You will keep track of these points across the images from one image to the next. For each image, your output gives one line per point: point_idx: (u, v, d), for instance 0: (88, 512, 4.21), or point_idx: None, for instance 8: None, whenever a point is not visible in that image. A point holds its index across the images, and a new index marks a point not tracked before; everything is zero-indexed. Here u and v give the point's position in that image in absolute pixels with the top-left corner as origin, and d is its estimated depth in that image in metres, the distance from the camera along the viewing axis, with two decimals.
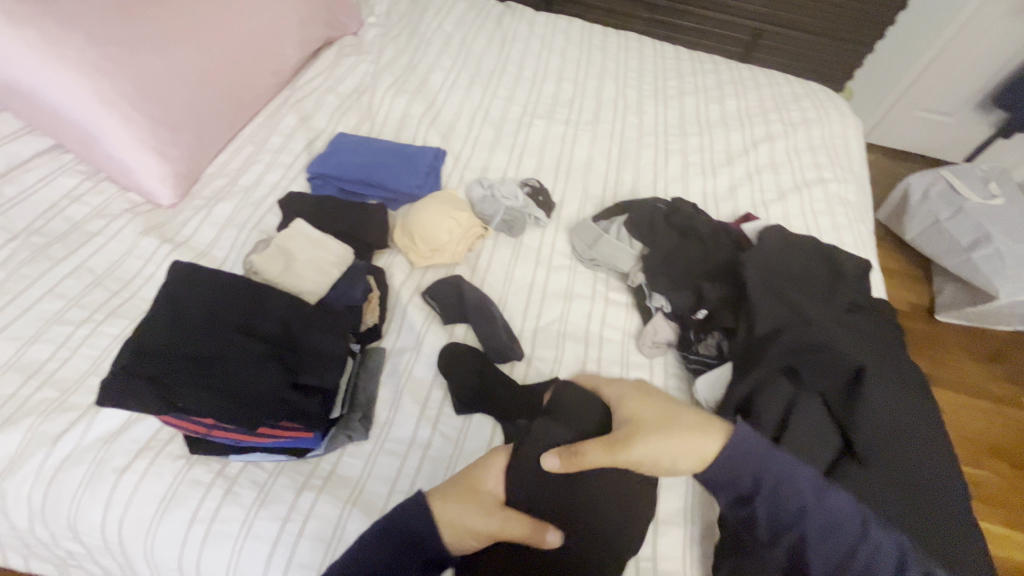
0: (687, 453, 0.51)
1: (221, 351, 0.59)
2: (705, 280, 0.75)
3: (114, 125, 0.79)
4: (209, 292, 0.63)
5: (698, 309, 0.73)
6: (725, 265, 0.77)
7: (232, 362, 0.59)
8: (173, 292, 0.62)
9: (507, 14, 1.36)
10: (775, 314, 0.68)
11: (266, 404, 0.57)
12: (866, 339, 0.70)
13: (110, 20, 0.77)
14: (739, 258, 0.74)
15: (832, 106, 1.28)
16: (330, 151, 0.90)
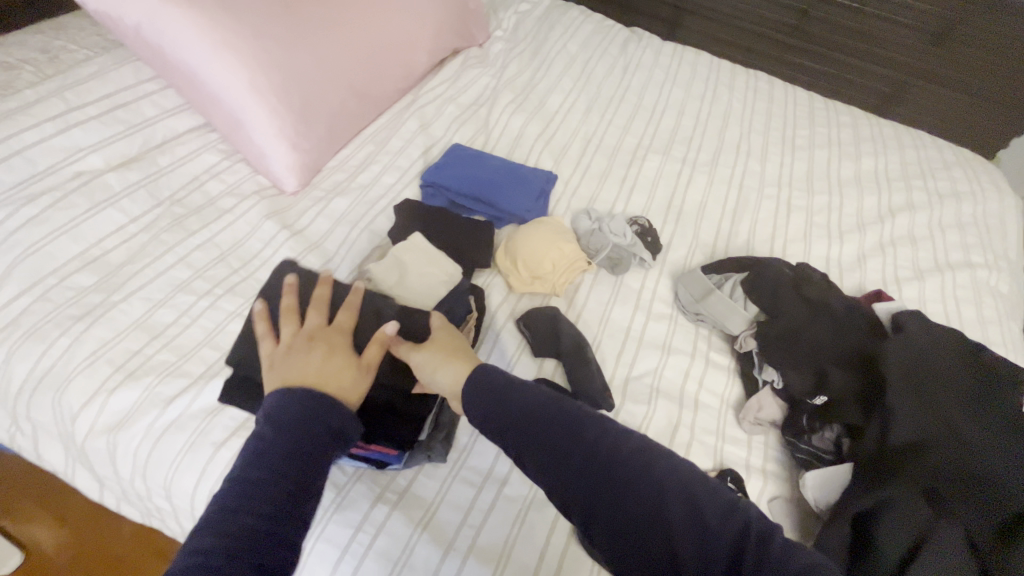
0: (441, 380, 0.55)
1: None
2: (831, 363, 0.68)
3: (258, 112, 0.84)
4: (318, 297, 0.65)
5: (816, 395, 0.66)
6: (856, 350, 0.69)
7: None
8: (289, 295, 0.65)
9: (633, 41, 1.33)
10: (913, 422, 0.60)
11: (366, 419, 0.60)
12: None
13: (274, 18, 0.83)
14: (879, 347, 0.67)
15: (988, 180, 1.13)
16: (447, 161, 0.92)
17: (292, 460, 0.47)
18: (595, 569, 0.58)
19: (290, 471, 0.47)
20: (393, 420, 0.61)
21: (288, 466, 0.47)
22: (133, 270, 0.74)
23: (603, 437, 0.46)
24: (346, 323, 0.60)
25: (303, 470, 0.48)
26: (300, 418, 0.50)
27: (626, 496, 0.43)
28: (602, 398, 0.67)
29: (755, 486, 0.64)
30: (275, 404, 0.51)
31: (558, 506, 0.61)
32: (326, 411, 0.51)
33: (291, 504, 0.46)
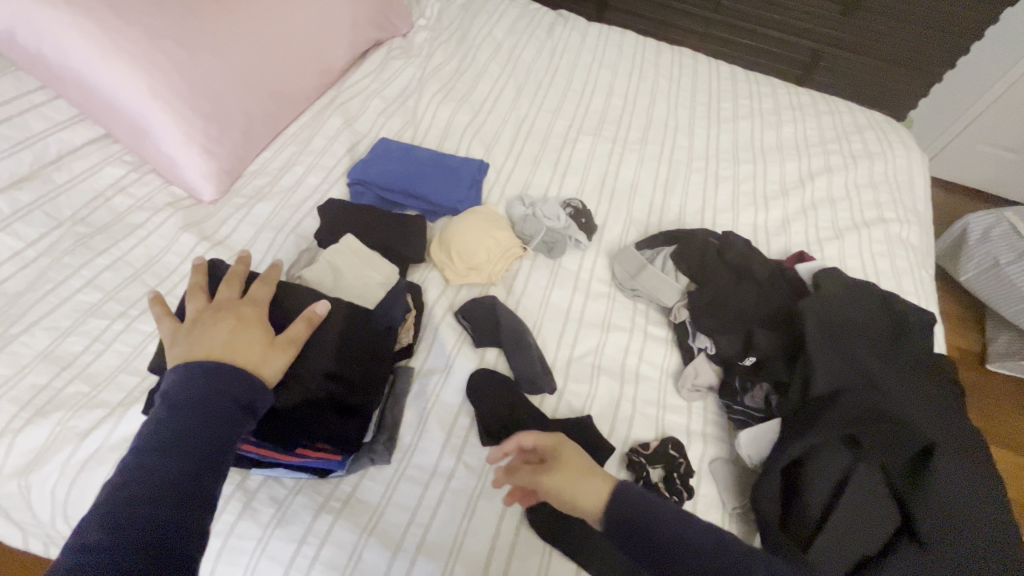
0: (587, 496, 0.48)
1: None
2: (759, 326, 0.71)
3: (163, 118, 0.78)
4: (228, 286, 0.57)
5: (746, 356, 0.69)
6: (781, 312, 0.73)
7: None
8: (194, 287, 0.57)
9: (559, 23, 1.33)
10: (833, 374, 0.63)
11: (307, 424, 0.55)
12: (926, 394, 0.66)
13: (171, 17, 0.77)
14: (799, 304, 0.69)
15: (897, 139, 1.20)
16: (373, 157, 0.89)
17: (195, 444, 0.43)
18: (547, 550, 0.59)
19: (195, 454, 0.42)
20: (332, 420, 0.56)
21: (191, 450, 0.42)
22: (35, 298, 0.68)
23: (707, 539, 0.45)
24: (261, 301, 0.56)
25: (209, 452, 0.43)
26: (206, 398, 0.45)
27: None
28: (542, 382, 0.68)
29: (694, 450, 0.67)
30: (178, 392, 0.45)
31: (506, 493, 0.62)
32: (234, 387, 0.47)
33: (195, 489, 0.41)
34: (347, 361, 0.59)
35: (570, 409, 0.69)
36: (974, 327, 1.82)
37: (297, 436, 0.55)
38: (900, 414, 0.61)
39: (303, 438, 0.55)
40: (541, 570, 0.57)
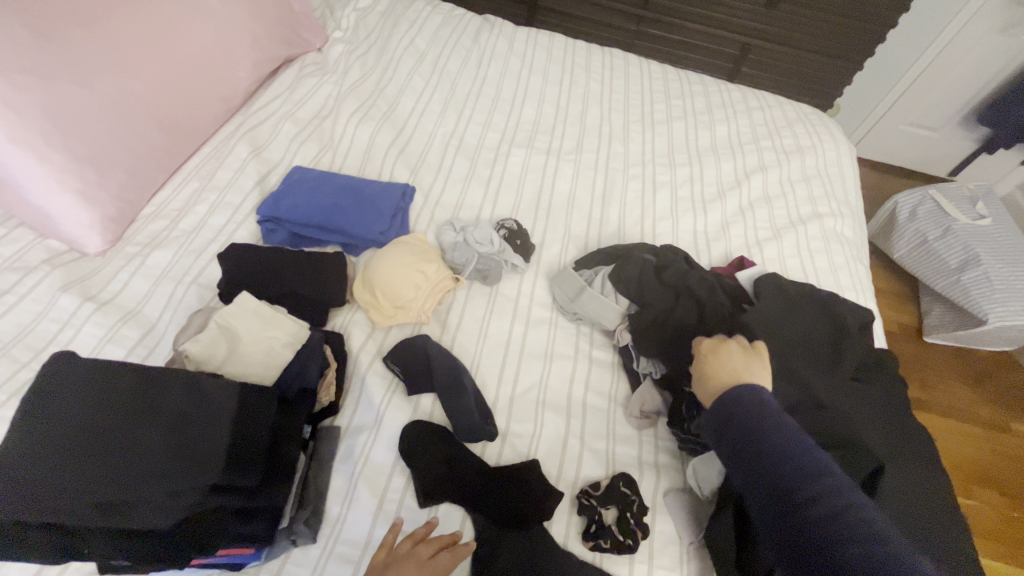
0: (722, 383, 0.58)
1: (139, 479, 0.42)
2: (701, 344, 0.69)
3: (26, 165, 0.68)
4: (97, 393, 0.42)
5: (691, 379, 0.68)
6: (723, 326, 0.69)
7: (147, 499, 0.41)
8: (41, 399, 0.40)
9: (485, 29, 1.27)
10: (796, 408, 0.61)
11: (206, 540, 0.44)
12: (884, 427, 0.65)
13: (21, 44, 0.66)
14: (738, 320, 0.68)
15: (825, 131, 1.22)
16: (284, 189, 0.81)
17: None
18: None
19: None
20: (235, 527, 0.45)
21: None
22: None
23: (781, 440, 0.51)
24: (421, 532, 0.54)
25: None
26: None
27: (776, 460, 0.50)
28: (484, 428, 0.63)
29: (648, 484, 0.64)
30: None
31: None
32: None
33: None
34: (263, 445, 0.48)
35: (515, 453, 0.64)
36: (910, 302, 1.91)
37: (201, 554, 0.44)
38: (856, 446, 0.58)
39: (203, 552, 0.43)
40: None
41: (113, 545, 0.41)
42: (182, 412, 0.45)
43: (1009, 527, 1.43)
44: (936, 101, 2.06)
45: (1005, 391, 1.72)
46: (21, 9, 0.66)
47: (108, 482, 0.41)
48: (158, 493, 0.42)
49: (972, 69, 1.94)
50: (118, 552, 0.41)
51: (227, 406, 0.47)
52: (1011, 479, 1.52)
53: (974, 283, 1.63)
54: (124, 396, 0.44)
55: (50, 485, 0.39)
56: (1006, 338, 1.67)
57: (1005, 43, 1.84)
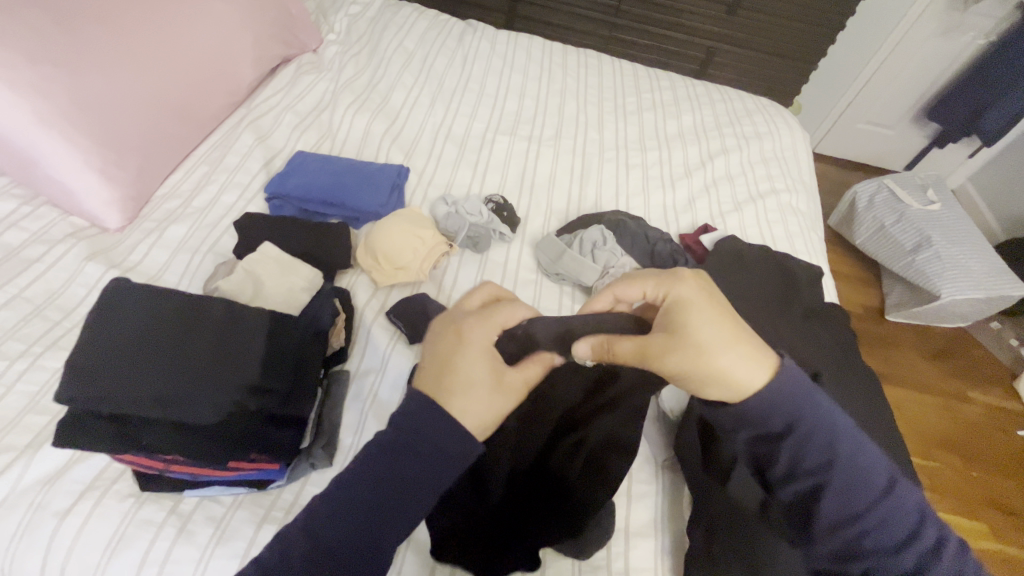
0: (743, 371, 0.49)
1: (184, 379, 0.50)
2: None
3: (55, 146, 0.74)
4: (156, 309, 0.52)
5: None
6: None
7: (190, 395, 0.49)
8: (111, 309, 0.50)
9: (468, 32, 1.37)
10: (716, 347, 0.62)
11: (240, 438, 0.51)
12: (828, 359, 0.74)
13: (51, 37, 0.73)
14: None
15: (782, 120, 1.34)
16: (290, 169, 0.89)
17: (379, 509, 0.44)
18: None
19: (394, 515, 0.44)
20: (269, 432, 0.52)
21: (386, 523, 0.44)
22: None
23: (820, 432, 0.49)
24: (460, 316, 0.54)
25: (394, 512, 0.44)
26: (418, 449, 0.45)
27: (825, 444, 0.49)
28: None
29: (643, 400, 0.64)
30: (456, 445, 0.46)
31: None
32: (442, 443, 0.46)
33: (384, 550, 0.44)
34: (286, 369, 0.55)
35: None
36: (872, 283, 2.03)
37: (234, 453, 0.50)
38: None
39: (243, 452, 0.51)
40: None
41: (162, 434, 0.49)
42: (221, 328, 0.54)
43: (967, 486, 1.53)
44: (888, 99, 2.22)
45: (962, 364, 1.84)
46: (48, 8, 0.74)
47: (157, 380, 0.49)
48: (194, 392, 0.50)
49: (918, 70, 2.10)
50: (166, 442, 0.49)
51: (256, 326, 0.55)
52: (970, 443, 1.63)
53: (927, 262, 1.76)
54: (175, 313, 0.53)
55: (115, 377, 0.48)
56: (959, 312, 1.80)
57: (946, 44, 2.01)
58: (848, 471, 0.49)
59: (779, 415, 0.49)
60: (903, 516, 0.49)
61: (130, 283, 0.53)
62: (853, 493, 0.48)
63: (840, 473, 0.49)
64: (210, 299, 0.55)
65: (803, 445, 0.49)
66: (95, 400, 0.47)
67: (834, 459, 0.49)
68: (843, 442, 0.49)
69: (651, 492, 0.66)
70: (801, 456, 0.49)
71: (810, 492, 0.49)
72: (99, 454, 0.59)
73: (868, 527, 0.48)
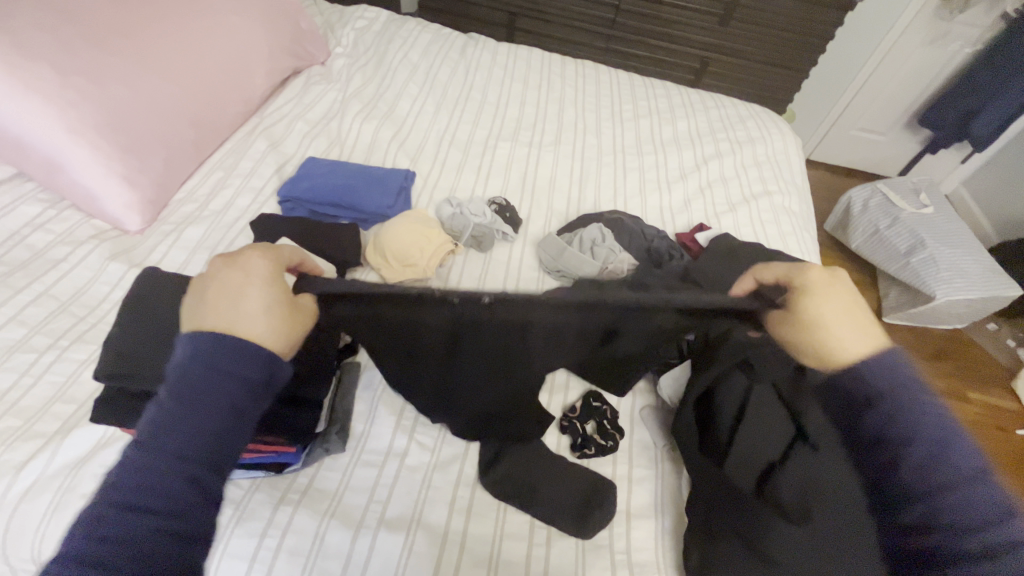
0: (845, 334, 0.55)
1: None
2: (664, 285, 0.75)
3: (80, 152, 0.78)
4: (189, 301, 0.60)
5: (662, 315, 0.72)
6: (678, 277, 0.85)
7: None
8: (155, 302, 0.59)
9: (470, 44, 1.42)
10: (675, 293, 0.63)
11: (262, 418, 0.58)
12: None
13: (79, 51, 0.78)
14: (688, 268, 0.83)
15: (774, 125, 1.38)
16: (302, 174, 0.93)
17: (189, 440, 0.42)
18: (501, 507, 0.64)
19: (200, 461, 0.42)
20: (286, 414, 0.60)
21: (193, 457, 0.41)
22: None
23: (925, 410, 0.48)
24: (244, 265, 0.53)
25: (205, 442, 0.42)
26: (214, 395, 0.43)
27: (901, 415, 0.48)
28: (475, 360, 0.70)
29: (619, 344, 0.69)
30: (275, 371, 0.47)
31: (460, 464, 0.66)
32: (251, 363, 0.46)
33: (201, 489, 0.41)
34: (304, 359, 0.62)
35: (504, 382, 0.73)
36: (869, 286, 2.06)
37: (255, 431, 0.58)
38: None
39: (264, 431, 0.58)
40: (497, 526, 0.62)
41: None
42: None
43: None
44: (880, 107, 2.27)
45: (965, 364, 1.84)
46: (76, 22, 0.79)
47: None
48: None
49: (909, 78, 2.15)
50: None
51: None
52: None
53: (921, 264, 1.79)
54: None
55: (150, 358, 0.55)
56: (955, 313, 1.83)
57: (935, 53, 2.06)
58: (929, 449, 0.46)
59: (877, 386, 0.51)
60: (989, 506, 0.43)
61: (174, 279, 0.61)
62: (932, 471, 0.45)
63: (919, 448, 0.46)
64: None
65: (885, 405, 0.49)
66: (132, 379, 0.54)
67: (912, 430, 0.47)
68: (924, 421, 0.48)
69: (650, 475, 0.69)
70: (882, 425, 0.49)
71: (890, 462, 0.48)
72: (124, 439, 0.62)
73: (948, 509, 0.44)
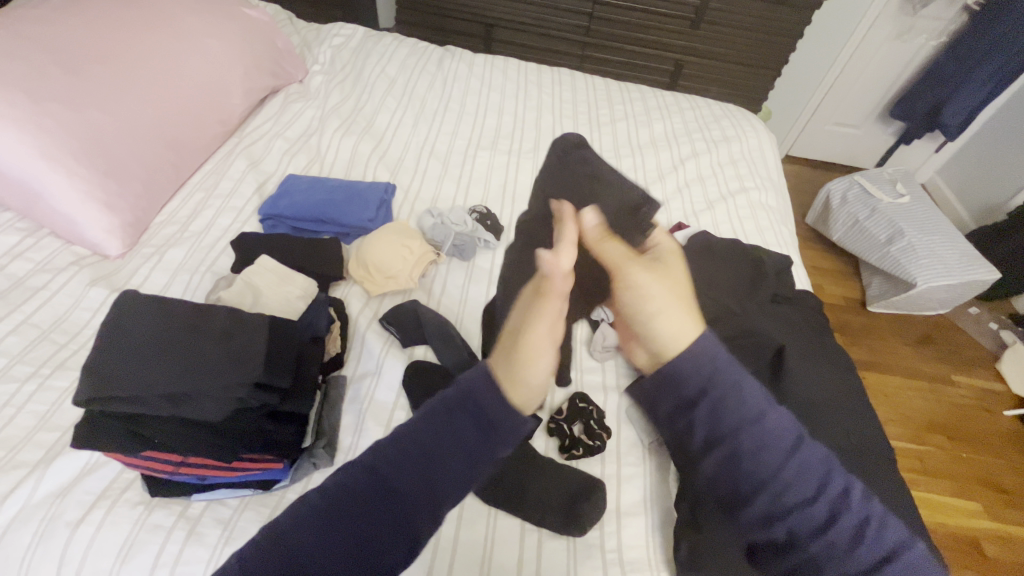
0: (672, 325, 0.48)
1: (188, 383, 0.56)
2: None
3: (57, 178, 0.78)
4: (163, 320, 0.60)
5: None
6: None
7: (192, 397, 0.56)
8: (125, 320, 0.58)
9: (447, 57, 1.44)
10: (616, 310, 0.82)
11: (245, 436, 0.58)
12: (803, 342, 0.78)
13: (54, 80, 0.79)
14: None
15: (748, 123, 1.41)
16: (282, 191, 0.93)
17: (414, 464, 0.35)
18: (491, 515, 0.63)
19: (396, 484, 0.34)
20: (269, 427, 0.60)
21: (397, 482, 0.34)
22: None
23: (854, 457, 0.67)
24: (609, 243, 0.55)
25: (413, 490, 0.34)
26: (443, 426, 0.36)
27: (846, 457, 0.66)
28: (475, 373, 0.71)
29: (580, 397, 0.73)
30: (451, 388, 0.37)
31: None
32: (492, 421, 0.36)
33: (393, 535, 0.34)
34: (287, 373, 0.62)
35: None
36: (852, 277, 2.09)
37: (238, 447, 0.58)
38: (761, 346, 0.72)
39: (247, 446, 0.58)
40: (487, 532, 0.62)
41: (172, 431, 0.56)
42: (227, 335, 0.61)
43: (960, 467, 1.54)
44: (854, 100, 2.32)
45: (947, 349, 1.88)
46: (53, 52, 0.80)
47: (164, 382, 0.56)
48: (201, 391, 0.56)
49: (879, 71, 2.20)
50: (178, 438, 0.56)
51: (257, 330, 0.62)
52: (960, 426, 1.65)
53: (901, 253, 1.82)
54: (182, 323, 0.60)
55: (130, 381, 0.55)
56: (937, 300, 1.86)
57: (903, 46, 2.12)
58: (753, 447, 0.44)
59: (694, 378, 0.45)
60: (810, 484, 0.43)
61: (148, 296, 0.62)
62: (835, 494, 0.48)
63: (774, 483, 0.43)
64: (211, 309, 0.63)
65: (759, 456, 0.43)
66: (115, 402, 0.54)
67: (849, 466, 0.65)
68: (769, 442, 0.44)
69: (640, 473, 0.69)
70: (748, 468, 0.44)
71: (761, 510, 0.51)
72: (109, 464, 0.62)
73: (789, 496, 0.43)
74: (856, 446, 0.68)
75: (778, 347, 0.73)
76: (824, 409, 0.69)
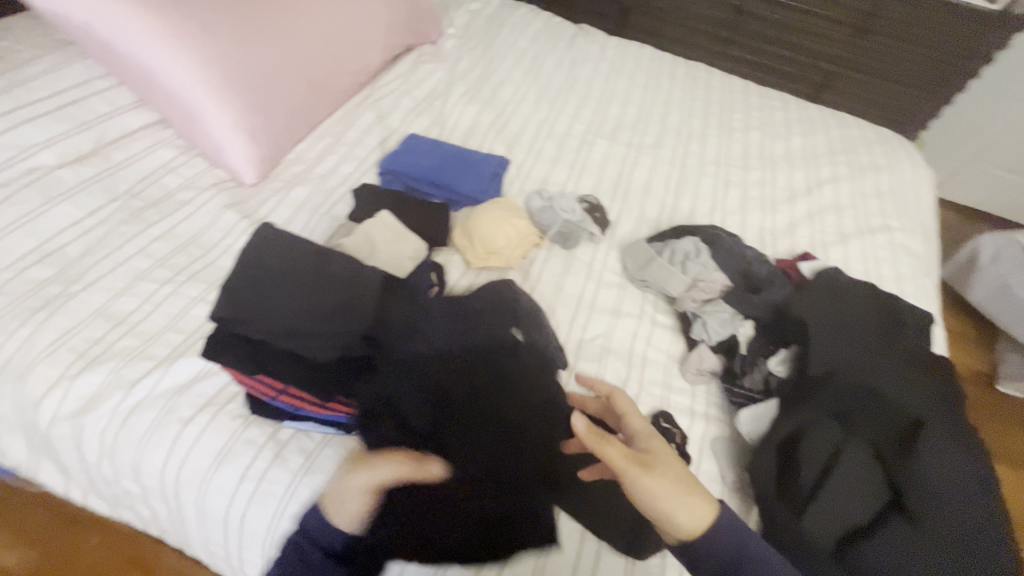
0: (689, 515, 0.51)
1: (303, 320, 0.61)
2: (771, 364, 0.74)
3: (214, 106, 0.84)
4: (291, 259, 0.65)
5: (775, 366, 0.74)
6: (772, 311, 0.79)
7: (304, 334, 0.60)
8: (260, 254, 0.64)
9: (580, 36, 1.39)
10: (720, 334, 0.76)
11: (341, 380, 0.61)
12: (942, 417, 0.68)
13: (227, 14, 0.84)
14: (787, 300, 0.78)
15: (904, 154, 1.24)
16: (402, 149, 0.96)
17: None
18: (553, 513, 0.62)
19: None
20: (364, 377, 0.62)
21: None
22: (93, 261, 0.74)
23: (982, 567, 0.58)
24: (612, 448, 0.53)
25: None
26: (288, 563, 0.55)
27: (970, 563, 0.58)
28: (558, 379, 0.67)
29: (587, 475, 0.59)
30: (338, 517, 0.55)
31: None
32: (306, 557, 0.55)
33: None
34: (388, 330, 0.63)
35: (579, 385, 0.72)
36: (984, 346, 1.81)
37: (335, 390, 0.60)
38: (888, 412, 0.66)
39: (340, 390, 0.60)
40: None
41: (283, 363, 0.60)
42: (341, 283, 0.64)
43: None
44: None
45: None
46: None
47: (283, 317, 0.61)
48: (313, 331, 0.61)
49: None
50: (285, 369, 0.60)
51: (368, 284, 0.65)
52: None
53: None
54: (306, 264, 0.65)
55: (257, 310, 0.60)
56: None
57: None
58: None
59: None
60: None
61: (282, 234, 0.67)
62: None
63: None
64: (332, 255, 0.66)
65: None
66: (243, 325, 0.60)
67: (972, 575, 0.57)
68: None
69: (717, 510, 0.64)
70: None
71: None
72: (219, 375, 0.67)
73: None
74: (985, 553, 0.58)
75: (915, 421, 0.65)
76: (951, 501, 0.61)
